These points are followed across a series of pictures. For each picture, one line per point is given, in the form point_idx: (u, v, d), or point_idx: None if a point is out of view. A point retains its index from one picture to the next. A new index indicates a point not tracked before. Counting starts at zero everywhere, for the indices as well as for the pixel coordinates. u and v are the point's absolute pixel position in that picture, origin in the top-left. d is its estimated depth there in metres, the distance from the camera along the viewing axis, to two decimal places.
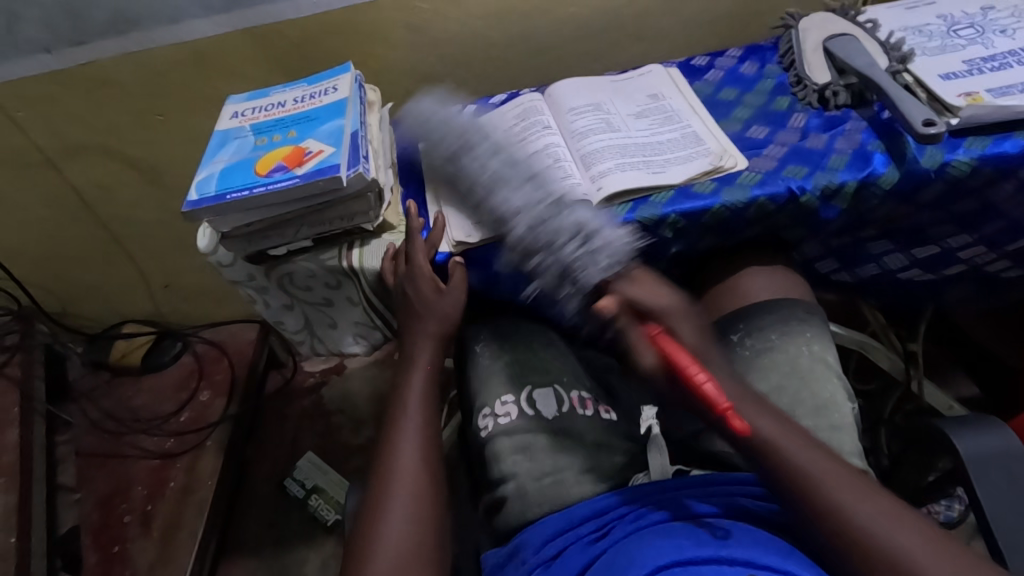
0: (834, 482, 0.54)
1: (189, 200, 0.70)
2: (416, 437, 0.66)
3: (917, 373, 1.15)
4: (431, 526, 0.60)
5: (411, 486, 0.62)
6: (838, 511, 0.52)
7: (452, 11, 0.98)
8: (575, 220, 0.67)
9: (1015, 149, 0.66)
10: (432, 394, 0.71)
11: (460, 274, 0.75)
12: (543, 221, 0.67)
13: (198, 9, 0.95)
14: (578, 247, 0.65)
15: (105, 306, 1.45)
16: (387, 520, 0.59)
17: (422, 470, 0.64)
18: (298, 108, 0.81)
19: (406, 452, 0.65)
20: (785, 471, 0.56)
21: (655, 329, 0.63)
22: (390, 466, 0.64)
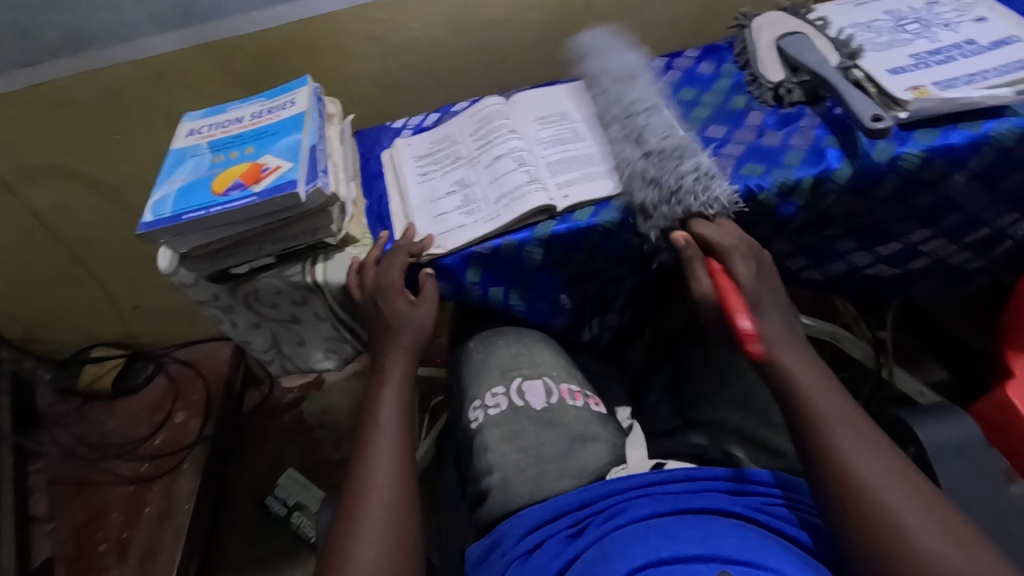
0: (847, 433, 0.55)
1: (145, 221, 0.68)
2: (390, 450, 0.65)
3: (888, 361, 1.17)
4: (403, 539, 0.59)
5: (386, 499, 0.61)
6: (844, 461, 0.54)
7: (410, 21, 0.97)
8: (692, 164, 0.70)
9: (963, 140, 0.68)
10: (404, 404, 0.70)
11: (428, 284, 0.74)
12: (662, 156, 0.71)
13: (151, 26, 0.94)
14: (688, 185, 0.68)
15: (72, 330, 1.42)
16: (361, 534, 0.59)
17: (397, 482, 0.63)
18: (255, 124, 0.80)
19: (379, 466, 0.64)
20: (802, 417, 0.57)
21: (718, 265, 0.66)
22: (363, 481, 0.63)
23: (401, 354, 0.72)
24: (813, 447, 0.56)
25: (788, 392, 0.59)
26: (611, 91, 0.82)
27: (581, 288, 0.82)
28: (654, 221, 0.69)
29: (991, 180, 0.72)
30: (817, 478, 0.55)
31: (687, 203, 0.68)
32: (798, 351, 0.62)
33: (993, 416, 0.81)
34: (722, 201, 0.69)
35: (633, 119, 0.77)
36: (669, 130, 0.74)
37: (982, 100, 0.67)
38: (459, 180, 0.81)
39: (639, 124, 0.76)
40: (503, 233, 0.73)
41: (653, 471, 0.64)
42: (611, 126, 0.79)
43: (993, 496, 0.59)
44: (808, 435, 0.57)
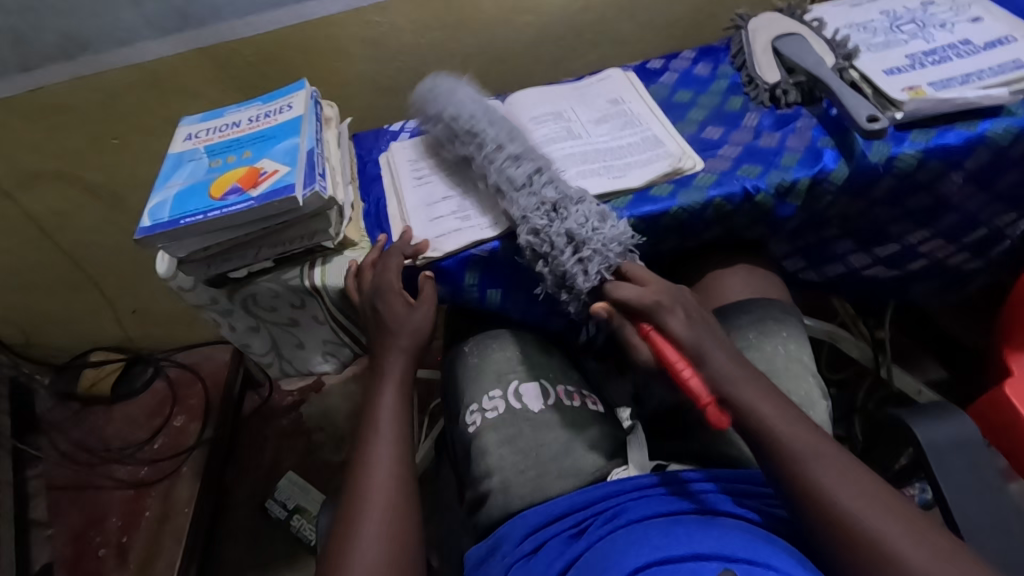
0: (815, 462, 0.54)
1: (142, 226, 0.68)
2: (390, 451, 0.65)
3: (886, 360, 1.18)
4: (402, 542, 0.59)
5: (386, 500, 0.62)
6: (818, 487, 0.53)
7: (407, 24, 0.98)
8: (575, 225, 0.67)
9: (959, 140, 0.68)
10: (403, 407, 0.70)
11: (427, 287, 0.74)
12: (548, 224, 0.68)
13: (148, 30, 0.94)
14: (587, 256, 0.66)
15: (70, 335, 1.42)
16: (360, 537, 0.59)
17: (397, 485, 0.63)
18: (252, 128, 0.80)
19: (379, 467, 0.64)
20: (771, 451, 0.56)
21: (648, 326, 0.62)
22: (364, 482, 0.63)
23: (399, 355, 0.72)
24: (789, 477, 0.55)
25: (756, 425, 0.57)
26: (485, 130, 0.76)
27: None
28: (576, 292, 0.68)
29: (987, 180, 0.72)
30: (791, 500, 0.55)
31: (586, 275, 0.67)
32: (755, 387, 0.59)
33: (991, 415, 0.81)
34: (620, 247, 0.67)
35: (501, 180, 0.72)
36: (540, 191, 0.70)
37: (977, 100, 0.67)
38: (456, 183, 0.81)
39: (511, 183, 0.71)
40: (502, 237, 0.74)
41: (652, 474, 0.64)
42: (489, 180, 0.74)
43: (991, 496, 0.59)
44: (774, 467, 0.56)
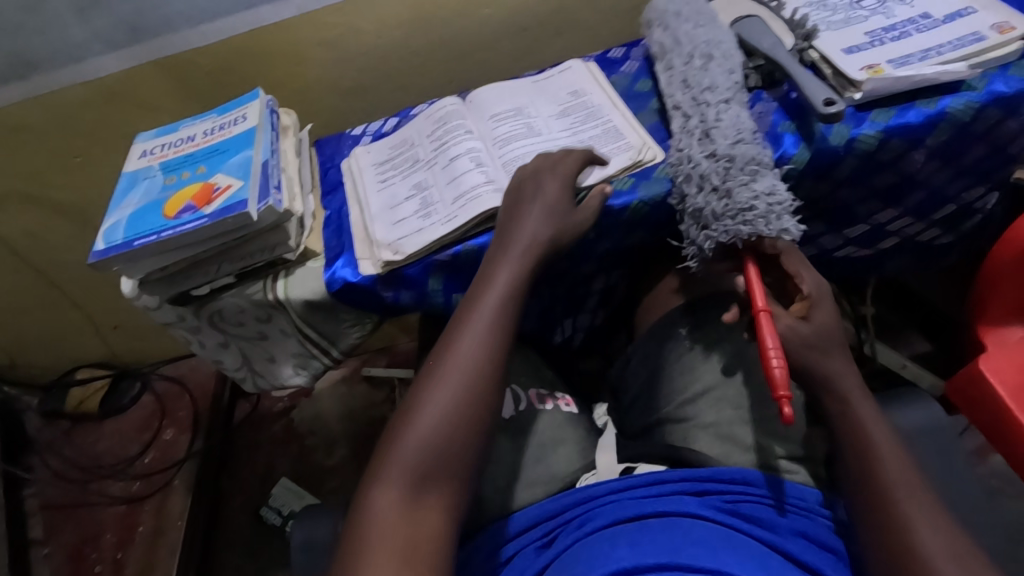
0: (914, 499, 0.53)
1: (96, 250, 0.68)
2: (487, 323, 0.62)
3: (871, 335, 1.14)
4: (463, 436, 0.57)
5: (465, 371, 0.60)
6: (907, 525, 0.52)
7: (364, 24, 0.96)
8: (766, 186, 0.64)
9: (919, 118, 0.67)
10: (511, 300, 0.64)
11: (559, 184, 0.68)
12: (732, 167, 0.66)
13: (98, 45, 0.92)
14: (762, 209, 0.63)
15: (55, 354, 1.41)
16: (423, 411, 0.58)
17: (478, 380, 0.60)
18: (207, 142, 0.79)
19: (470, 335, 0.62)
20: (874, 478, 0.55)
21: (762, 306, 0.59)
22: (453, 343, 0.62)
23: (530, 235, 0.66)
24: (875, 499, 0.55)
25: (855, 438, 0.57)
26: (718, 63, 0.74)
27: (550, 292, 0.82)
28: (714, 232, 0.65)
29: (952, 156, 0.71)
30: (871, 534, 0.54)
31: (758, 225, 0.63)
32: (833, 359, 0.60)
33: (969, 392, 0.81)
34: (792, 235, 0.63)
35: (701, 113, 0.71)
36: (744, 135, 0.68)
37: (935, 76, 0.66)
38: (417, 184, 0.80)
39: (708, 121, 0.70)
40: (461, 239, 0.73)
41: (619, 478, 0.63)
42: (673, 114, 0.75)
43: (954, 479, 0.59)
44: (869, 493, 0.55)
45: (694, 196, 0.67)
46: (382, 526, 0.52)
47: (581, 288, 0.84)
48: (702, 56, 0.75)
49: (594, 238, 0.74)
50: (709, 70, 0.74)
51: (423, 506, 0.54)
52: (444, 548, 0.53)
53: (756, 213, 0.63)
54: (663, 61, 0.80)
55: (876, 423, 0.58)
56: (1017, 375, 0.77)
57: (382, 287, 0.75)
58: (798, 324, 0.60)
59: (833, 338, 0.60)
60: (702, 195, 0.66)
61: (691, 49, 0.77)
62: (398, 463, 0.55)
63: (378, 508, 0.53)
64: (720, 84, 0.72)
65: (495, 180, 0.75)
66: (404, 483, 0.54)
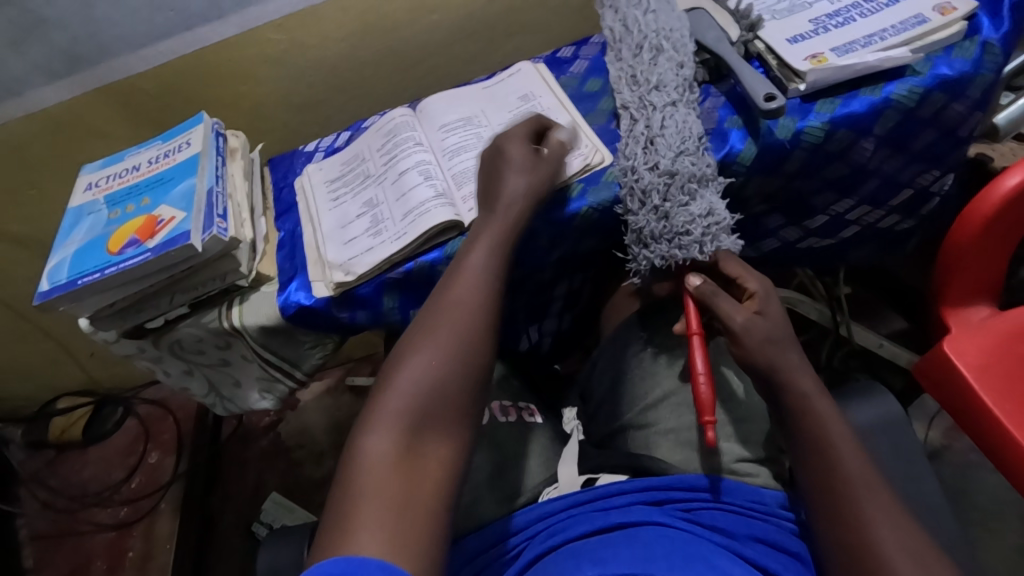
0: (871, 496, 0.52)
1: (41, 291, 0.67)
2: (478, 273, 0.62)
3: (846, 317, 1.10)
4: (463, 382, 0.56)
5: (461, 320, 0.58)
6: (864, 524, 0.51)
7: (309, 38, 0.94)
8: (703, 208, 0.64)
9: (863, 107, 0.66)
10: (501, 251, 0.64)
11: (521, 146, 0.68)
12: (671, 184, 0.66)
13: (37, 76, 0.90)
14: (696, 235, 0.63)
15: (34, 384, 1.41)
16: (416, 363, 0.55)
17: (472, 334, 0.58)
18: (152, 171, 0.77)
19: (463, 285, 0.61)
20: (831, 477, 0.54)
21: (695, 330, 0.61)
22: (447, 293, 0.60)
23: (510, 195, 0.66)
24: (833, 497, 0.54)
25: (812, 432, 0.56)
26: (667, 56, 0.72)
27: (510, 300, 0.81)
28: (652, 253, 0.67)
29: (901, 144, 0.70)
30: (831, 534, 0.53)
31: (692, 249, 0.63)
32: (783, 347, 0.59)
33: (934, 375, 0.81)
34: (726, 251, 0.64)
35: (647, 117, 0.70)
36: (686, 147, 0.67)
37: (878, 63, 0.65)
38: (368, 201, 0.78)
39: (653, 128, 0.69)
40: (413, 256, 0.72)
41: (581, 490, 0.63)
42: (622, 114, 0.73)
43: (908, 472, 0.60)
44: (828, 493, 0.54)
45: (636, 213, 0.68)
46: (376, 474, 0.48)
47: (542, 294, 0.83)
48: (652, 48, 0.74)
49: (546, 247, 0.74)
50: (656, 64, 0.73)
51: (422, 451, 0.51)
52: (443, 500, 0.50)
53: (690, 234, 0.64)
54: (618, 46, 0.77)
55: (834, 418, 0.56)
56: (979, 355, 0.78)
57: (336, 308, 0.74)
58: (752, 318, 0.59)
59: (778, 332, 0.59)
60: (643, 212, 0.67)
61: (641, 42, 0.75)
62: (391, 413, 0.52)
63: (371, 455, 0.50)
64: (669, 83, 0.71)
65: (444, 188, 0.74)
66: (397, 434, 0.51)
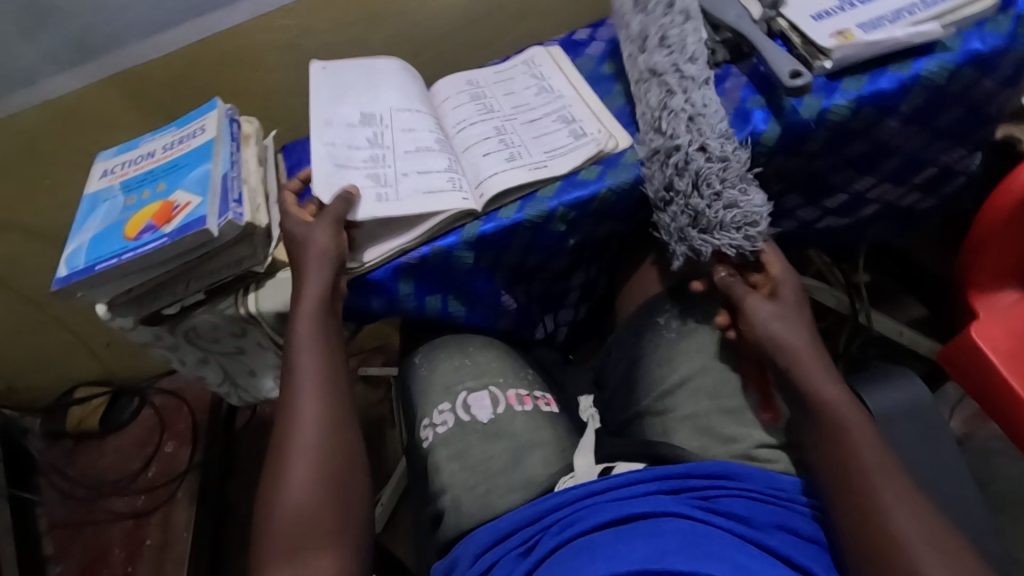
0: (889, 485, 0.51)
1: (59, 277, 0.67)
2: (316, 374, 0.63)
3: (864, 304, 1.08)
4: (331, 484, 0.58)
5: (310, 425, 0.61)
6: (881, 513, 0.50)
7: (319, 23, 0.93)
8: (761, 199, 0.65)
9: (892, 84, 0.64)
10: (326, 342, 0.65)
11: (328, 236, 0.67)
12: (727, 169, 0.65)
13: (51, 65, 0.90)
14: (764, 226, 0.64)
15: (51, 375, 1.42)
16: (284, 488, 0.58)
17: (323, 434, 0.60)
18: (166, 157, 0.77)
19: (302, 392, 0.62)
20: (845, 465, 0.53)
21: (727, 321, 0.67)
22: (291, 403, 0.62)
23: (316, 287, 0.66)
24: (848, 485, 0.52)
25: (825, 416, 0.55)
26: (695, 22, 0.72)
27: (526, 287, 0.80)
28: (716, 240, 0.65)
29: (927, 121, 0.68)
30: (844, 526, 0.52)
31: (756, 236, 0.64)
32: (792, 326, 0.60)
33: (960, 360, 0.78)
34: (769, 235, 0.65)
35: (685, 90, 0.68)
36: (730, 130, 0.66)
37: (907, 39, 0.63)
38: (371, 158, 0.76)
39: (697, 102, 0.67)
40: (429, 240, 0.71)
41: (597, 480, 0.60)
42: (647, 86, 0.71)
43: (936, 457, 0.58)
44: (845, 481, 0.53)
45: (690, 200, 0.66)
46: None
47: (556, 281, 0.82)
48: (681, 12, 0.72)
49: (563, 232, 0.73)
50: (687, 32, 0.71)
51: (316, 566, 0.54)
52: None
53: (753, 224, 0.64)
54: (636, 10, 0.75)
55: (848, 404, 0.55)
56: (1006, 339, 0.76)
57: (351, 294, 0.73)
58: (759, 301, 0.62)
59: (795, 312, 0.61)
60: (699, 197, 0.65)
61: (667, 6, 0.73)
62: (276, 550, 0.55)
63: None
64: (702, 54, 0.70)
65: (405, 175, 0.72)
66: (286, 565, 0.54)
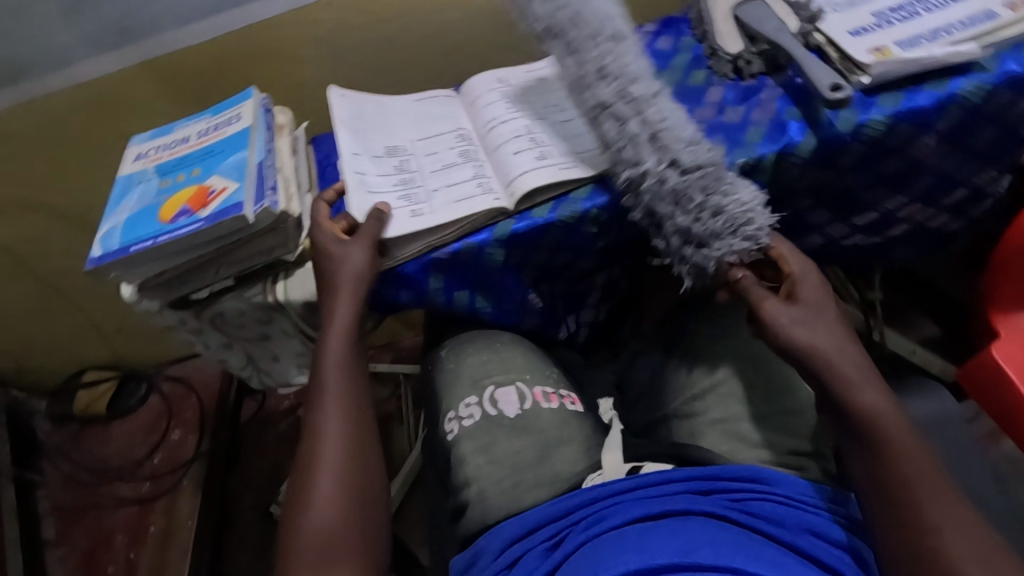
0: (931, 493, 0.51)
1: (93, 256, 0.67)
2: (342, 402, 0.64)
3: (879, 322, 1.08)
4: (356, 514, 0.58)
5: (335, 454, 0.61)
6: (925, 520, 0.50)
7: (355, 18, 0.94)
8: (749, 195, 0.65)
9: (929, 101, 0.65)
10: (352, 371, 0.66)
11: (363, 261, 0.68)
12: (706, 178, 0.65)
13: (88, 48, 0.91)
14: (758, 223, 0.64)
15: (61, 357, 1.42)
16: (309, 515, 0.57)
17: (349, 462, 0.60)
18: (201, 143, 0.78)
19: (328, 421, 0.63)
20: (886, 474, 0.53)
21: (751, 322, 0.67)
22: (316, 431, 0.62)
23: (345, 318, 0.68)
24: (889, 492, 0.52)
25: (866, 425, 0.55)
26: (625, 46, 0.72)
27: (551, 286, 0.80)
28: (715, 250, 0.64)
29: (961, 140, 0.69)
30: (883, 533, 0.52)
31: (756, 234, 0.64)
32: (820, 330, 0.60)
33: (980, 378, 0.79)
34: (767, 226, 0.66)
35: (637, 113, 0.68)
36: (693, 137, 0.67)
37: (946, 58, 0.64)
38: (400, 163, 0.78)
39: (652, 119, 0.67)
40: (461, 236, 0.71)
41: (625, 479, 0.61)
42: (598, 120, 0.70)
43: None
44: (886, 488, 0.53)
45: (675, 215, 0.66)
46: None
47: (580, 283, 0.82)
48: (609, 38, 0.72)
49: (594, 234, 0.74)
50: (620, 57, 0.71)
51: None
52: None
53: (749, 224, 0.64)
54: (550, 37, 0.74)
55: (890, 412, 0.55)
56: None
57: (381, 285, 0.73)
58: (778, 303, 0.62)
59: (814, 311, 0.62)
60: (682, 211, 0.65)
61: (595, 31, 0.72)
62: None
63: None
64: (643, 77, 0.70)
65: (434, 192, 0.74)
66: None
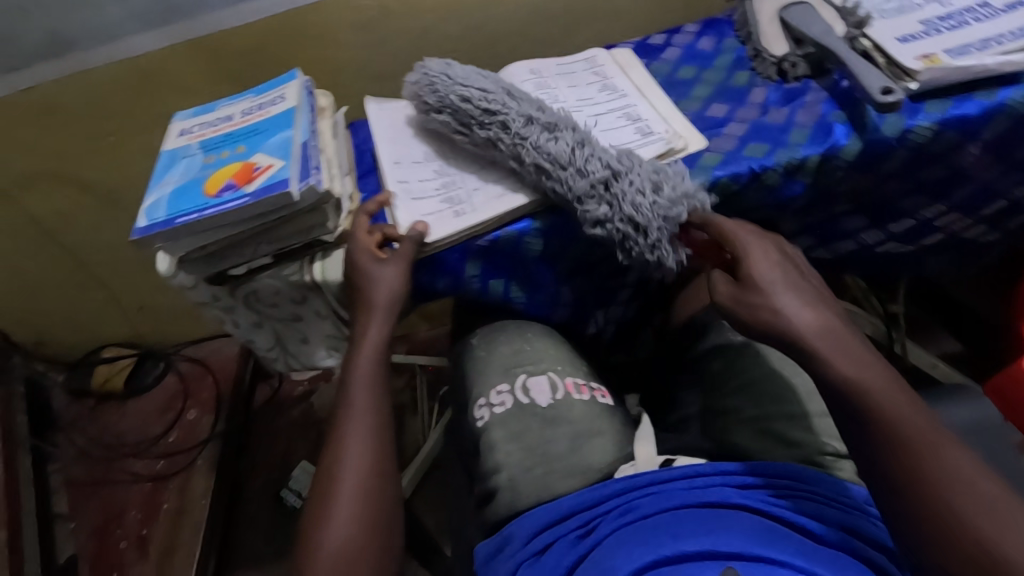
0: (961, 482, 0.47)
1: (138, 226, 0.67)
2: (368, 417, 0.63)
3: (900, 333, 1.07)
4: (376, 531, 0.57)
5: (358, 468, 0.60)
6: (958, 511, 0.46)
7: (398, 7, 0.95)
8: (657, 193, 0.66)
9: (977, 109, 0.65)
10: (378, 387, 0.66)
11: (397, 278, 0.68)
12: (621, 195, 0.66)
13: (134, 24, 0.92)
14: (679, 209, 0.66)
15: (82, 332, 1.43)
16: (328, 531, 0.56)
17: (372, 477, 0.60)
18: (245, 122, 0.78)
19: (353, 434, 0.62)
20: (906, 464, 0.49)
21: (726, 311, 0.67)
22: (339, 444, 0.61)
23: (375, 338, 0.68)
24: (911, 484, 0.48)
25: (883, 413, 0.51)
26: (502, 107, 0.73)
27: (584, 280, 0.80)
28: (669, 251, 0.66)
29: (1005, 151, 0.69)
30: (912, 529, 0.48)
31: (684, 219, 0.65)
32: (840, 334, 0.56)
33: None
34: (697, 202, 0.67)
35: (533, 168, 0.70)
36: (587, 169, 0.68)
37: (996, 67, 0.64)
38: (439, 168, 0.79)
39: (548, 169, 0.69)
40: (501, 225, 0.72)
41: (660, 470, 0.61)
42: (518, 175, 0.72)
43: None
44: (908, 479, 0.49)
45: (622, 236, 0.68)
46: None
47: (612, 279, 0.81)
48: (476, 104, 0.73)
49: None
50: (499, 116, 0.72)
51: None
52: None
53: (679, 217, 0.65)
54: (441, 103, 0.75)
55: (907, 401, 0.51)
56: None
57: (418, 270, 0.73)
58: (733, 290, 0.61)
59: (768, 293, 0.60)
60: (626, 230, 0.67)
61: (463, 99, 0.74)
62: None
63: None
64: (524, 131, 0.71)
65: (476, 190, 0.74)
66: None
